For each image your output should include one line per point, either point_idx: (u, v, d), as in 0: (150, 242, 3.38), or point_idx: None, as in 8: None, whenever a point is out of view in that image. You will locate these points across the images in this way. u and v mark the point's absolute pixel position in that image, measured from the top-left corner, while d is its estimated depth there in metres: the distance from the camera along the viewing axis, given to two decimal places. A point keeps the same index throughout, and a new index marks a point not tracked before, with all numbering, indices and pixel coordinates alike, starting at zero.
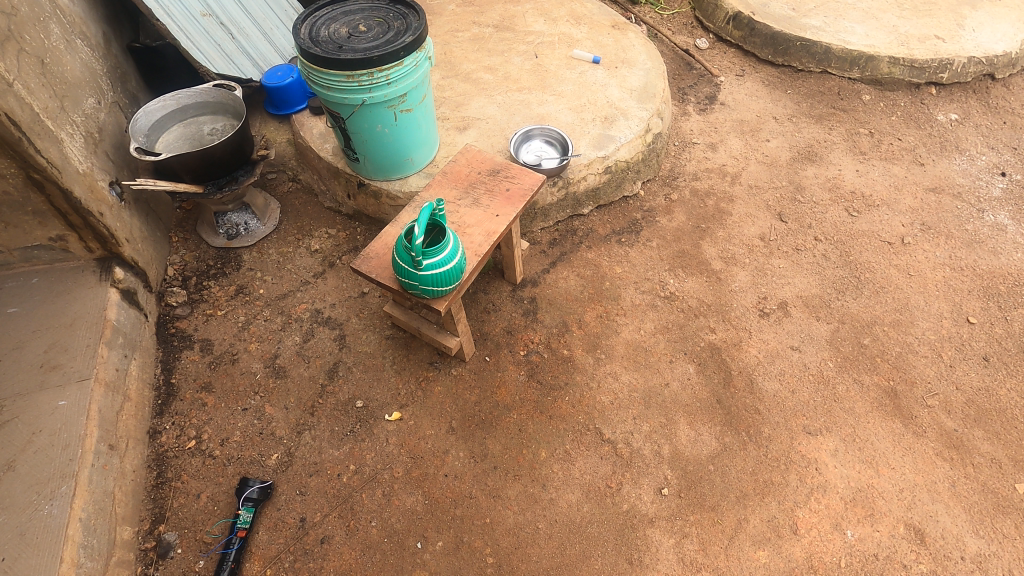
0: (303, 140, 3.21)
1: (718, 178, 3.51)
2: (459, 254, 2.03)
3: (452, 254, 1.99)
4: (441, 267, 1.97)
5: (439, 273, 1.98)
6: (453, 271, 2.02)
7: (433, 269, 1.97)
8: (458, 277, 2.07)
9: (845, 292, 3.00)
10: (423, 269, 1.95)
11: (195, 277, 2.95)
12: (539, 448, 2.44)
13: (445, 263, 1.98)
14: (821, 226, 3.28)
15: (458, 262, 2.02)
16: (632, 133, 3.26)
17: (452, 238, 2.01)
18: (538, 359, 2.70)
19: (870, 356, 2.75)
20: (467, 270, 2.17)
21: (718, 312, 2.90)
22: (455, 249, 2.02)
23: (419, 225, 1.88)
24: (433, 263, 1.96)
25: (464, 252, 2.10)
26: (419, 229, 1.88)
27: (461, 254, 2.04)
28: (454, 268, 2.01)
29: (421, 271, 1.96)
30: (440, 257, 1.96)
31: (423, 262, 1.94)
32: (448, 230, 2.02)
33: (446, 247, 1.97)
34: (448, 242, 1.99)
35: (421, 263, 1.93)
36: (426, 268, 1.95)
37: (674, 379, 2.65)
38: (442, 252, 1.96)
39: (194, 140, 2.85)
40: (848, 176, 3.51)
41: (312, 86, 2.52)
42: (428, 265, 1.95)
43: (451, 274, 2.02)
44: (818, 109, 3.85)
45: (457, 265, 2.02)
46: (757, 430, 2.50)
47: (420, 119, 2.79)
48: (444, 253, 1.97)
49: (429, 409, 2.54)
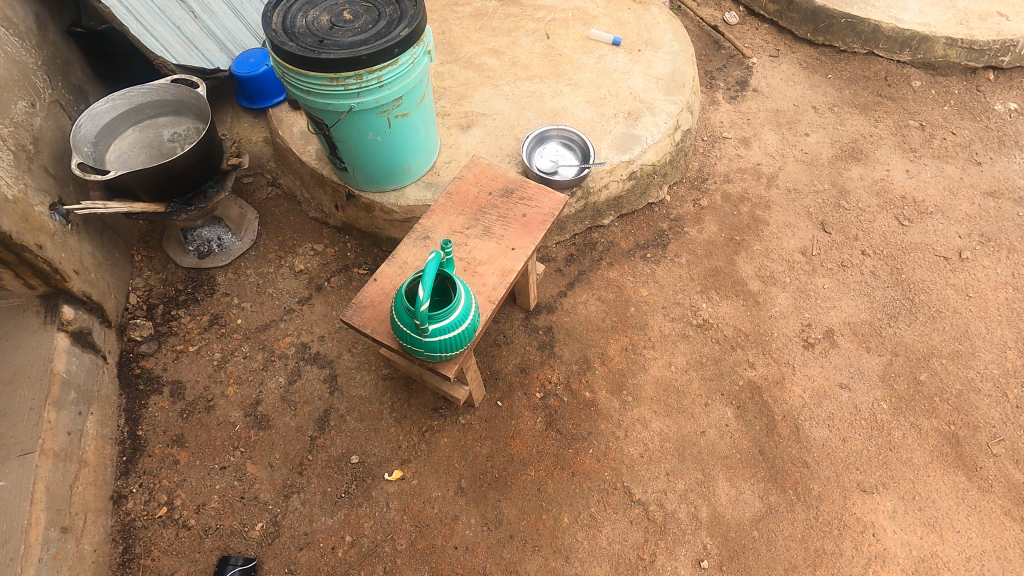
0: (282, 140, 2.77)
1: (752, 180, 3.12)
2: (472, 312, 1.68)
3: (463, 314, 1.63)
4: (451, 330, 1.62)
5: (449, 338, 1.63)
6: (465, 333, 1.67)
7: (441, 333, 1.61)
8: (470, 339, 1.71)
9: (898, 318, 2.67)
10: (429, 333, 1.60)
11: (162, 304, 2.57)
12: (561, 512, 2.15)
13: (456, 326, 1.62)
14: (869, 238, 2.92)
15: (469, 323, 1.67)
16: (660, 131, 2.84)
17: (463, 294, 1.65)
18: (557, 404, 2.38)
19: (927, 396, 2.46)
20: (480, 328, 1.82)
21: (757, 343, 2.58)
22: (467, 306, 1.66)
23: (425, 283, 1.52)
24: (440, 326, 1.60)
25: (476, 305, 1.74)
26: (426, 289, 1.52)
27: (474, 312, 1.69)
28: (467, 329, 1.66)
29: (427, 337, 1.60)
30: (448, 320, 1.61)
31: (429, 326, 1.58)
32: (457, 282, 1.66)
33: (454, 303, 1.62)
34: (459, 300, 1.63)
35: (426, 327, 1.57)
36: (432, 331, 1.60)
37: (710, 426, 2.35)
38: (452, 312, 1.61)
39: (152, 149, 2.40)
40: (897, 178, 3.13)
41: (288, 88, 2.08)
42: (436, 330, 1.60)
43: (464, 336, 1.67)
44: (863, 97, 3.43)
45: (468, 327, 1.67)
46: (806, 488, 2.22)
47: (419, 123, 2.37)
48: (454, 314, 1.62)
49: (434, 466, 2.23)
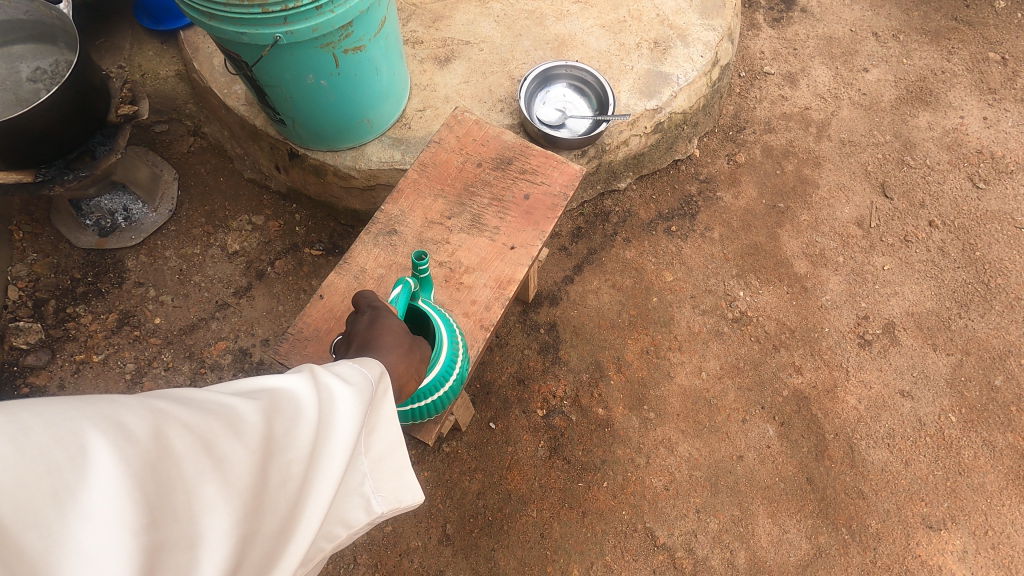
0: (199, 77, 2.09)
1: (799, 129, 2.54)
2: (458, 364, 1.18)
3: (446, 370, 1.14)
4: (428, 394, 1.13)
5: (427, 404, 1.14)
6: (451, 392, 1.18)
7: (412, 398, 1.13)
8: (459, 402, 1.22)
9: (970, 307, 2.22)
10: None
11: (53, 299, 1.99)
12: (570, 563, 1.75)
13: (436, 388, 1.13)
14: (937, 205, 2.41)
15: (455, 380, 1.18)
16: (695, 67, 2.20)
17: (442, 339, 1.15)
18: (564, 424, 1.93)
19: (1003, 406, 2.06)
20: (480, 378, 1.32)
21: (805, 341, 2.12)
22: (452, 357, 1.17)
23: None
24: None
25: (465, 343, 1.24)
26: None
27: (463, 363, 1.19)
28: (452, 387, 1.17)
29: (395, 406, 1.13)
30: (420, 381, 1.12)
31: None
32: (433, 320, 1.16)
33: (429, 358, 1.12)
34: (439, 349, 1.14)
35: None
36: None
37: (748, 449, 1.93)
38: (428, 370, 1.12)
39: (4, 91, 1.73)
40: (972, 127, 2.57)
41: (182, 7, 1.41)
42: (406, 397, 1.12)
43: (450, 396, 1.18)
44: (933, 22, 2.80)
45: (454, 386, 1.18)
46: (862, 525, 1.84)
47: (380, 60, 1.72)
48: (431, 372, 1.12)
49: (412, 509, 1.79)
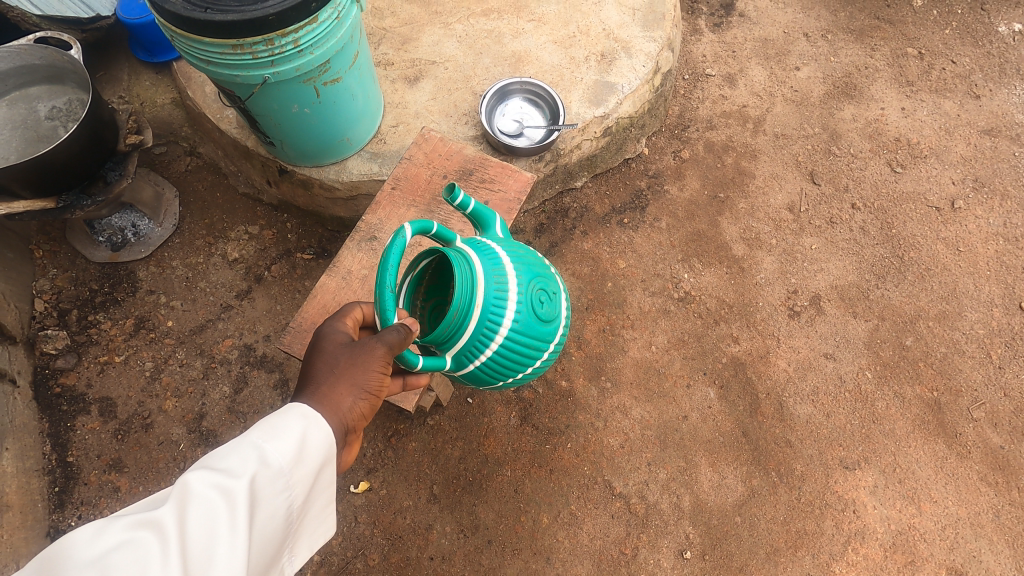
0: (193, 104, 2.33)
1: (738, 125, 2.83)
2: (504, 306, 1.20)
3: (492, 313, 1.18)
4: (488, 339, 1.20)
5: (492, 348, 1.21)
6: (515, 329, 1.22)
7: (464, 352, 1.20)
8: (527, 342, 1.26)
9: (887, 278, 2.54)
10: (448, 358, 1.20)
11: (75, 309, 2.24)
12: (540, 512, 2.06)
13: (492, 332, 1.19)
14: (860, 188, 2.71)
15: (508, 325, 1.21)
16: (637, 76, 2.47)
17: (482, 283, 1.16)
18: (532, 396, 2.22)
19: (912, 362, 2.38)
20: (556, 305, 1.31)
21: (741, 315, 2.42)
22: (494, 300, 1.18)
23: (380, 309, 1.08)
24: (456, 345, 1.19)
25: (512, 271, 1.22)
26: (388, 319, 1.08)
27: (514, 299, 1.21)
28: (513, 324, 1.21)
29: (464, 360, 1.22)
30: (463, 335, 1.17)
31: (423, 360, 1.15)
32: (465, 266, 1.16)
33: (459, 311, 1.14)
34: (478, 296, 1.16)
35: (416, 363, 1.13)
36: (451, 355, 1.20)
37: (692, 410, 2.24)
38: (475, 321, 1.17)
39: (26, 130, 1.97)
40: (892, 117, 2.87)
41: (182, 56, 1.64)
42: (469, 349, 1.20)
43: (514, 333, 1.23)
44: (858, 21, 3.10)
45: (507, 330, 1.21)
46: (789, 469, 2.16)
47: (355, 88, 1.97)
48: (477, 319, 1.17)
49: (404, 474, 2.08)
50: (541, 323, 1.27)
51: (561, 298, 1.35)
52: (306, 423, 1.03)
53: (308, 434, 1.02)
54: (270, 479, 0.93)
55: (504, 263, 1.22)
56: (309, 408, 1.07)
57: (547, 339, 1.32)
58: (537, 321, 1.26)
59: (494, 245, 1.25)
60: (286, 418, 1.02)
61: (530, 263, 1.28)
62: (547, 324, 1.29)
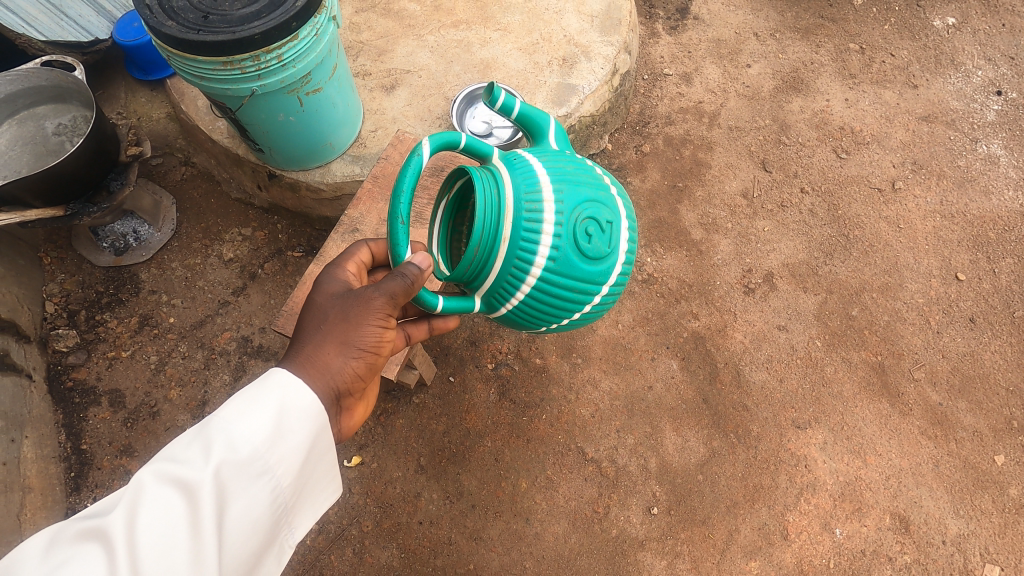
0: (187, 117, 2.52)
1: (694, 120, 3.05)
2: (536, 242, 1.19)
3: (522, 247, 1.19)
4: (522, 273, 1.22)
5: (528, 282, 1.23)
6: (551, 262, 1.21)
7: (494, 291, 1.26)
8: (569, 284, 1.24)
9: (834, 255, 2.75)
10: (477, 299, 1.28)
11: (84, 310, 2.41)
12: (519, 477, 2.24)
13: (525, 267, 1.21)
14: (808, 174, 2.94)
15: (541, 263, 1.20)
16: (597, 78, 2.68)
17: (508, 217, 1.18)
18: (509, 373, 2.41)
19: (858, 330, 2.59)
20: (610, 239, 1.25)
21: (700, 293, 2.63)
22: (522, 232, 1.18)
23: (393, 242, 1.16)
24: (485, 283, 1.25)
25: (548, 201, 1.19)
26: (400, 253, 1.17)
27: (547, 231, 1.18)
28: (548, 258, 1.20)
29: (500, 295, 1.26)
30: (491, 274, 1.22)
31: (444, 302, 1.22)
32: (493, 199, 1.17)
33: (480, 247, 1.18)
34: (503, 230, 1.18)
35: (436, 304, 1.20)
36: (481, 290, 1.27)
37: (657, 380, 2.43)
38: (501, 257, 1.20)
39: (36, 146, 2.16)
40: (837, 108, 3.10)
41: (177, 73, 1.82)
42: (503, 283, 1.24)
43: (552, 267, 1.21)
44: (804, 21, 3.35)
45: (541, 268, 1.21)
46: (746, 430, 2.36)
47: (335, 97, 2.17)
48: (502, 254, 1.19)
49: (393, 448, 2.27)
50: (588, 261, 1.23)
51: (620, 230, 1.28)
52: (282, 402, 1.07)
53: (286, 412, 1.07)
54: (238, 466, 0.99)
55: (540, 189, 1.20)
56: (290, 377, 1.11)
57: (597, 278, 1.27)
58: (581, 258, 1.22)
59: (533, 169, 1.23)
60: (263, 396, 1.06)
61: (578, 190, 1.23)
62: (595, 261, 1.24)
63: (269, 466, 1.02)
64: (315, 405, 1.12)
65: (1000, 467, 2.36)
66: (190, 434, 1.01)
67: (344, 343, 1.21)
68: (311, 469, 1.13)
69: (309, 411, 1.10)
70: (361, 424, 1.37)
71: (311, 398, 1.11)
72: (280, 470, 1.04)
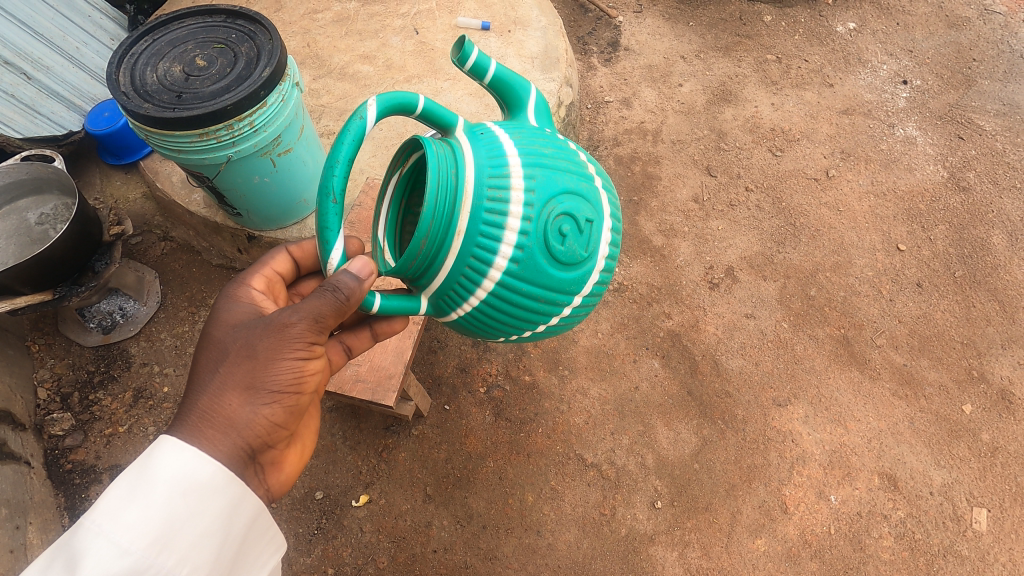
0: (163, 193, 2.64)
1: (639, 138, 3.30)
2: (497, 240, 1.19)
3: (485, 243, 1.19)
4: (478, 273, 1.22)
5: (484, 283, 1.23)
6: (512, 265, 1.22)
7: (444, 292, 1.26)
8: (534, 290, 1.26)
9: (785, 243, 2.96)
10: (422, 300, 1.27)
11: (76, 391, 2.45)
12: (525, 492, 2.31)
13: (483, 265, 1.21)
14: (750, 174, 3.18)
15: (500, 265, 1.21)
16: None
17: (464, 208, 1.17)
18: (501, 394, 2.50)
19: (819, 308, 2.77)
20: (583, 240, 1.26)
21: (670, 294, 2.80)
22: (483, 227, 1.18)
23: (321, 225, 1.09)
24: (433, 282, 1.25)
25: (517, 199, 1.19)
26: (329, 238, 1.10)
27: (511, 231, 1.19)
28: (509, 259, 1.21)
29: (446, 293, 1.27)
30: (441, 272, 1.22)
31: (381, 301, 1.18)
32: (453, 186, 1.15)
33: (428, 239, 1.15)
34: (462, 222, 1.17)
35: (374, 304, 1.16)
36: (426, 294, 1.28)
37: (642, 380, 2.55)
38: (453, 252, 1.19)
39: (20, 236, 2.27)
40: (765, 112, 3.39)
41: (155, 149, 1.96)
42: (452, 280, 1.23)
43: (512, 270, 1.22)
44: (723, 40, 3.72)
45: (499, 271, 1.22)
46: (732, 415, 2.49)
47: (305, 155, 2.32)
48: (456, 247, 1.19)
49: (398, 482, 2.31)
50: (557, 265, 1.25)
51: (596, 230, 1.29)
52: (173, 487, 1.00)
53: (179, 499, 1.00)
54: None
55: (502, 178, 1.19)
56: (180, 449, 1.04)
57: (568, 286, 1.30)
58: (549, 261, 1.23)
59: (506, 159, 1.21)
60: (148, 486, 0.99)
61: (551, 183, 1.22)
62: (566, 266, 1.26)
63: (165, 570, 0.95)
64: (219, 476, 1.06)
65: (969, 416, 2.52)
66: (63, 545, 0.93)
67: (254, 387, 1.15)
68: (229, 552, 1.05)
69: (211, 486, 1.04)
70: (296, 475, 1.33)
71: (214, 470, 1.06)
72: (182, 570, 0.97)
